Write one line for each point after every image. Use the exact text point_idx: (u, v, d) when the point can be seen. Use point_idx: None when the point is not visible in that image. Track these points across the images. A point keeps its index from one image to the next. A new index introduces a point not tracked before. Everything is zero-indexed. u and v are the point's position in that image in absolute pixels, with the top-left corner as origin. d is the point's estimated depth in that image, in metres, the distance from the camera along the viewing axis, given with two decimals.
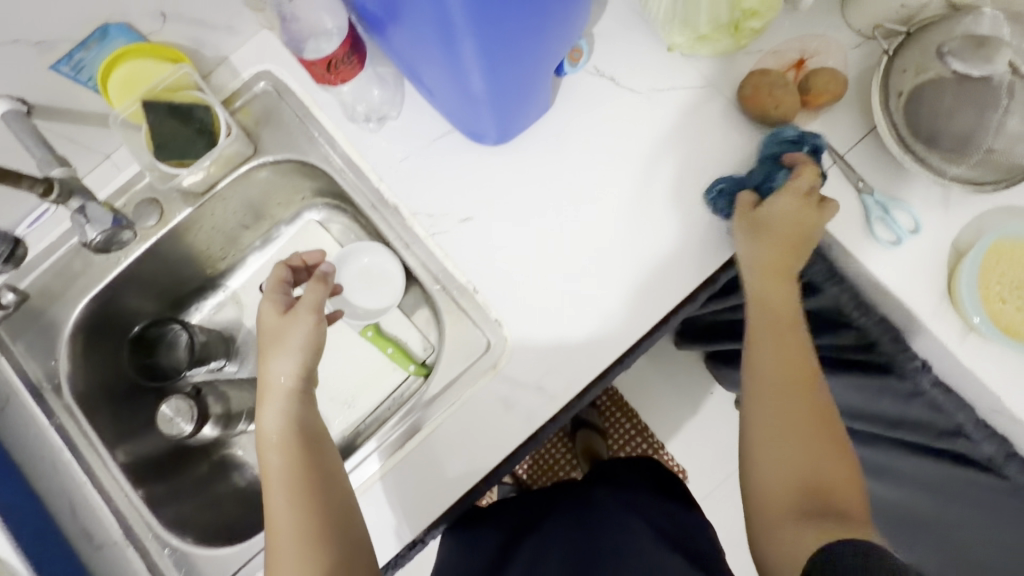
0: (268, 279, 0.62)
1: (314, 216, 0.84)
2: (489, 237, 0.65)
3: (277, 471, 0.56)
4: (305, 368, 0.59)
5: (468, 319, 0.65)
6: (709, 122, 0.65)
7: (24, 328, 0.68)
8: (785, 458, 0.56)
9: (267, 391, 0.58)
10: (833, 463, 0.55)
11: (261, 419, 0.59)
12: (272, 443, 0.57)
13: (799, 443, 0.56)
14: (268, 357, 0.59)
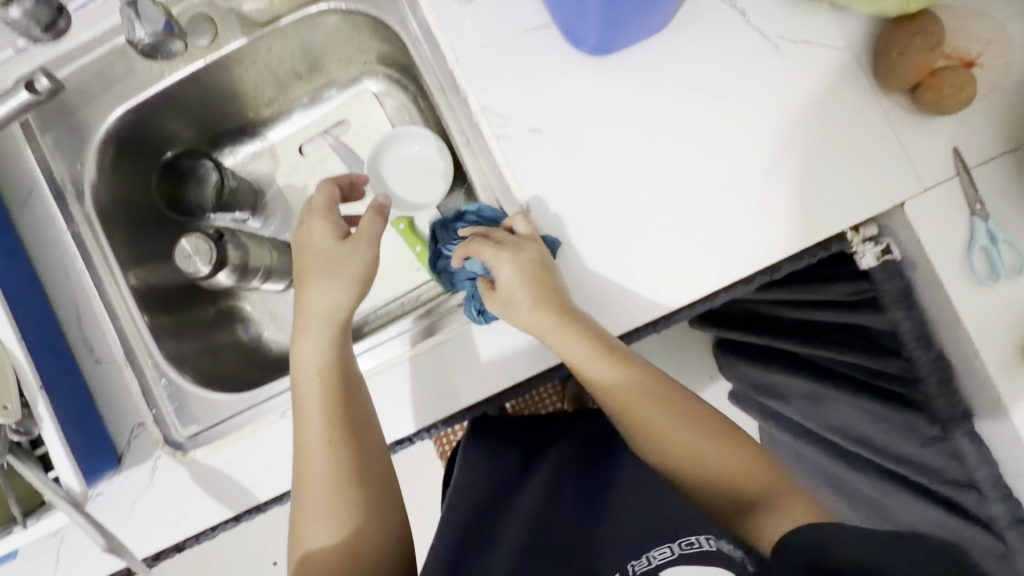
0: (318, 210, 0.64)
1: (371, 85, 0.78)
2: (558, 155, 0.59)
3: (314, 396, 0.58)
4: (354, 297, 0.61)
5: (513, 238, 0.61)
6: (834, 90, 0.57)
7: (55, 123, 0.65)
8: (685, 445, 0.60)
9: (313, 319, 0.61)
10: (725, 459, 0.60)
11: (301, 348, 0.60)
12: (308, 366, 0.59)
13: (699, 436, 0.60)
14: (314, 284, 0.61)
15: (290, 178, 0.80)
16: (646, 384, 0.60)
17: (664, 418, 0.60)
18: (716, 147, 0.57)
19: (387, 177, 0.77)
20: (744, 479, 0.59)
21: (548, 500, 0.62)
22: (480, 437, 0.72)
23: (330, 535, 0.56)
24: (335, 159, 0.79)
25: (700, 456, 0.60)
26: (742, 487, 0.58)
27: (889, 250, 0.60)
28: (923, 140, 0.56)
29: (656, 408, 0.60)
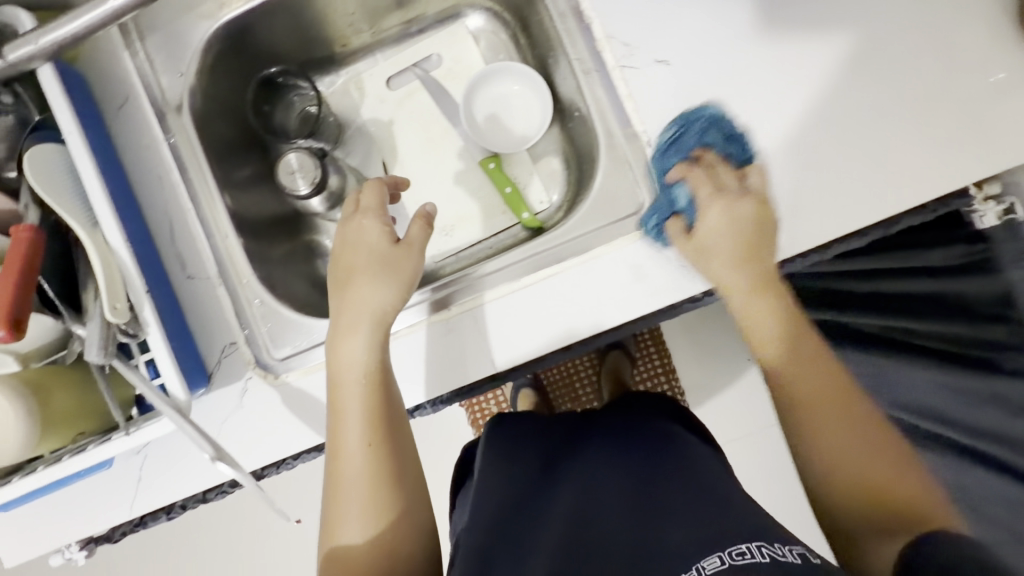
0: (368, 205, 0.60)
1: (467, 21, 0.76)
2: (686, 88, 0.57)
3: (355, 399, 0.54)
4: (403, 300, 0.57)
5: (629, 172, 0.59)
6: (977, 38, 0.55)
7: (154, 28, 0.62)
8: (856, 459, 0.47)
9: (356, 318, 0.56)
10: (877, 458, 0.47)
11: (340, 347, 0.55)
12: (346, 365, 0.55)
13: (859, 443, 0.48)
14: (363, 281, 0.57)
15: (375, 112, 0.77)
16: (830, 392, 0.50)
17: (828, 391, 0.50)
18: (853, 88, 0.55)
19: (478, 114, 0.74)
20: (901, 487, 0.46)
21: (584, 503, 0.56)
22: (510, 431, 0.68)
23: (362, 534, 0.53)
24: (424, 94, 0.77)
25: (853, 417, 0.49)
26: (894, 492, 0.46)
27: (1013, 210, 0.59)
28: None
29: (829, 415, 0.49)
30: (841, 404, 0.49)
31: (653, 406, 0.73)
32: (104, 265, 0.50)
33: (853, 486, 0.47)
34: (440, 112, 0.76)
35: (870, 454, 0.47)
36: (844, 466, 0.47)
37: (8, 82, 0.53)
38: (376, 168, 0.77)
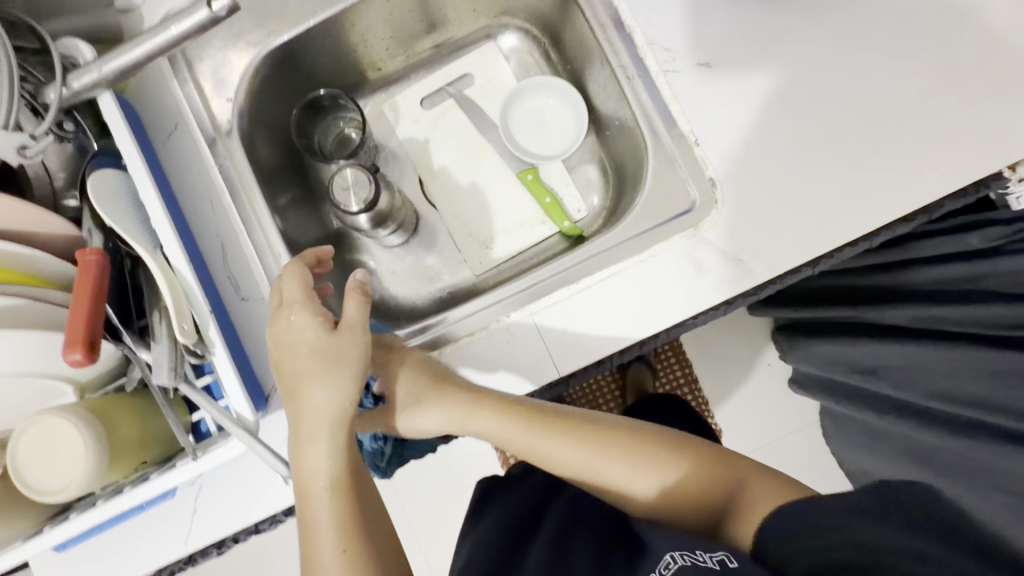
0: (297, 282, 0.55)
1: (499, 41, 0.78)
2: (732, 88, 0.59)
3: (324, 507, 0.51)
4: (353, 396, 0.53)
5: (676, 173, 0.61)
6: (998, 31, 0.58)
7: (205, 57, 0.64)
8: (669, 490, 0.56)
9: (307, 424, 0.52)
10: (703, 478, 0.55)
11: (299, 458, 0.52)
12: (305, 475, 0.52)
13: (657, 465, 0.56)
14: (312, 380, 0.52)
15: (411, 132, 0.79)
16: (599, 438, 0.58)
17: (637, 447, 0.57)
18: (890, 80, 0.58)
19: (513, 129, 0.76)
20: (708, 498, 0.55)
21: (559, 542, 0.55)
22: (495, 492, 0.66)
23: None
24: (459, 112, 0.78)
25: (682, 466, 0.56)
26: (709, 491, 0.55)
27: None
28: None
29: (623, 462, 0.57)
30: (631, 451, 0.57)
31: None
32: (170, 287, 0.49)
33: (690, 505, 0.55)
34: (475, 128, 0.78)
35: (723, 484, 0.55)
36: (698, 510, 0.55)
37: (68, 111, 0.53)
38: (414, 187, 0.79)
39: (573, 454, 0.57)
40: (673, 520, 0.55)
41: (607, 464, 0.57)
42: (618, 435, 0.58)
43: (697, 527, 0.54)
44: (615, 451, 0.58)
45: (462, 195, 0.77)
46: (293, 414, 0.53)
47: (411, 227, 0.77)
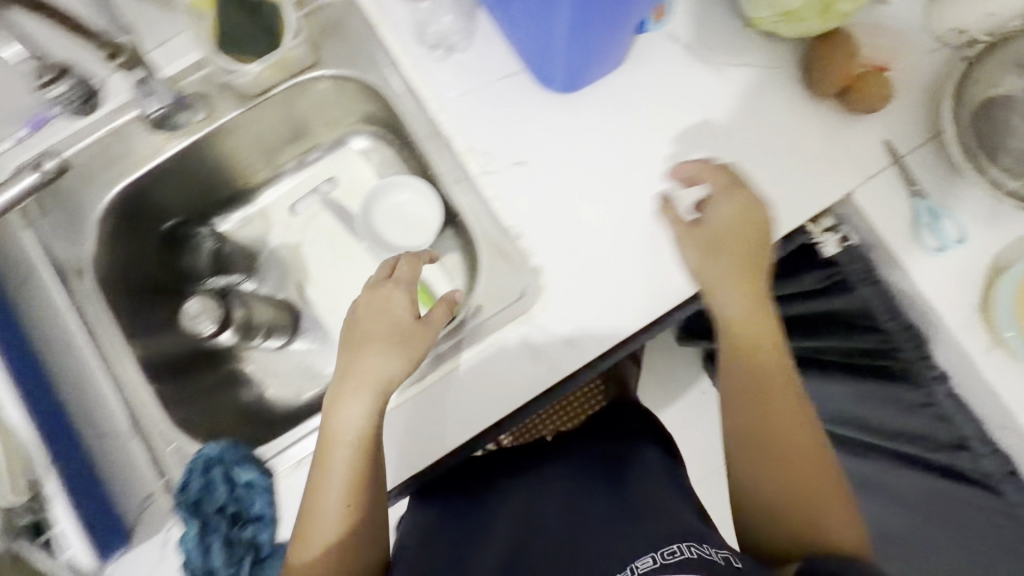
0: (402, 283, 0.62)
1: (355, 144, 0.82)
2: (543, 183, 0.64)
3: (340, 464, 0.56)
4: (406, 371, 0.59)
5: (507, 265, 0.65)
6: (774, 105, 0.65)
7: (54, 205, 0.67)
8: (790, 483, 0.58)
9: (350, 381, 0.58)
10: (824, 480, 0.58)
11: (335, 412, 0.58)
12: (342, 424, 0.57)
13: (806, 457, 0.59)
14: (376, 352, 0.59)
15: (284, 237, 0.83)
16: (779, 390, 0.60)
17: (782, 417, 0.60)
18: (682, 161, 0.64)
19: (376, 224, 0.80)
20: (819, 502, 0.57)
21: (525, 522, 0.65)
22: (425, 501, 0.71)
23: (317, 558, 0.56)
24: (326, 215, 0.82)
25: (810, 456, 0.59)
26: (816, 503, 0.57)
27: (848, 238, 0.67)
28: (859, 137, 0.64)
29: (794, 436, 0.59)
30: (785, 428, 0.60)
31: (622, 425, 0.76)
32: (3, 451, 0.54)
33: (792, 491, 0.58)
34: (343, 228, 0.82)
35: (823, 528, 0.56)
36: (799, 523, 0.57)
37: None
38: (292, 290, 0.82)
39: (785, 421, 0.59)
40: (757, 481, 0.60)
41: (751, 408, 0.61)
42: (771, 399, 0.60)
43: (778, 510, 0.58)
44: (749, 432, 0.61)
45: (337, 292, 0.81)
46: (345, 367, 0.60)
47: (290, 329, 0.80)
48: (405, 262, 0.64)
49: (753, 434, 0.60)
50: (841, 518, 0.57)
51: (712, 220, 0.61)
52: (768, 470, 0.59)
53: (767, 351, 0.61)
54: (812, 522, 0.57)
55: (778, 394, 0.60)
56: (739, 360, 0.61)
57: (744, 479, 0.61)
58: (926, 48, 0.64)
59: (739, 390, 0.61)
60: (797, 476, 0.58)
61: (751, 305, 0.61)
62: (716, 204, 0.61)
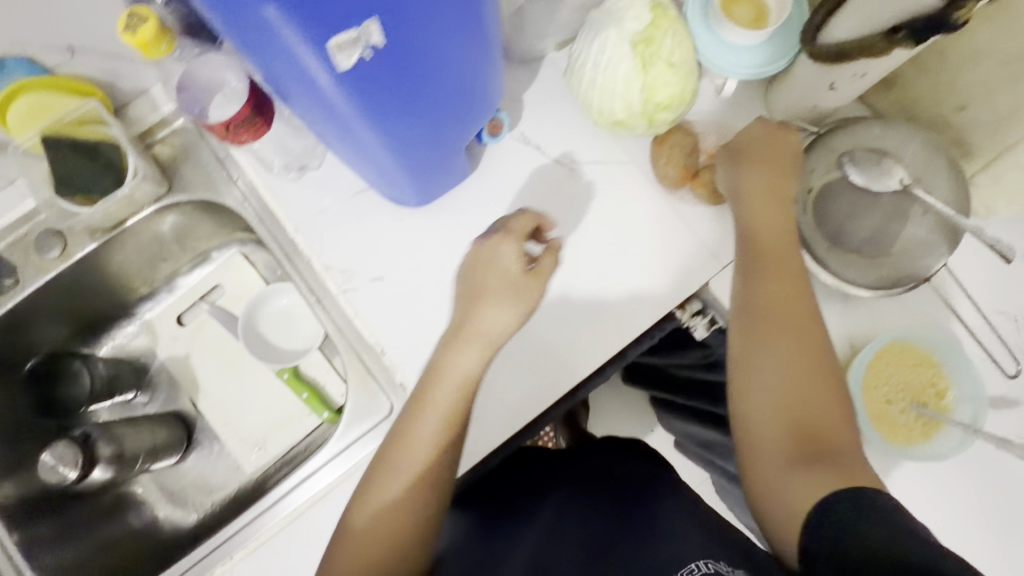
0: (514, 234, 0.57)
1: (240, 249, 0.82)
2: (405, 298, 0.65)
3: (419, 451, 0.55)
4: (517, 324, 0.57)
5: (373, 380, 0.67)
6: (628, 200, 0.66)
7: None
8: (786, 385, 0.52)
9: (439, 374, 0.56)
10: (824, 399, 0.51)
11: (426, 394, 0.56)
12: (447, 392, 0.55)
13: (806, 376, 0.52)
14: (489, 305, 0.56)
15: (171, 349, 0.81)
16: (805, 338, 0.54)
17: (810, 358, 0.53)
18: None
19: (262, 331, 0.79)
20: (826, 423, 0.51)
21: (551, 540, 0.59)
22: (462, 506, 0.70)
23: (368, 524, 0.54)
24: (213, 323, 0.81)
25: (811, 376, 0.52)
26: (819, 429, 0.50)
27: (716, 321, 0.67)
28: (713, 226, 0.65)
29: (795, 364, 0.53)
30: (799, 352, 0.53)
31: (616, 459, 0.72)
32: None
33: (797, 420, 0.51)
34: (231, 336, 0.81)
35: (843, 468, 0.47)
36: (813, 446, 0.49)
37: None
38: (184, 403, 0.81)
39: (778, 302, 0.55)
40: (752, 397, 0.53)
41: (760, 288, 0.56)
42: (778, 312, 0.54)
43: (779, 445, 0.51)
44: (769, 338, 0.54)
45: (229, 403, 0.80)
46: (462, 318, 0.57)
47: (183, 444, 0.79)
48: (505, 242, 0.57)
49: (762, 310, 0.55)
50: (846, 441, 0.50)
51: (740, 139, 0.60)
52: (764, 376, 0.53)
53: (782, 252, 0.57)
54: (823, 443, 0.49)
55: (802, 313, 0.54)
56: (762, 252, 0.57)
57: (749, 370, 0.54)
58: None
59: (744, 267, 0.57)
60: (796, 394, 0.52)
61: (785, 215, 0.58)
62: (737, 176, 0.60)
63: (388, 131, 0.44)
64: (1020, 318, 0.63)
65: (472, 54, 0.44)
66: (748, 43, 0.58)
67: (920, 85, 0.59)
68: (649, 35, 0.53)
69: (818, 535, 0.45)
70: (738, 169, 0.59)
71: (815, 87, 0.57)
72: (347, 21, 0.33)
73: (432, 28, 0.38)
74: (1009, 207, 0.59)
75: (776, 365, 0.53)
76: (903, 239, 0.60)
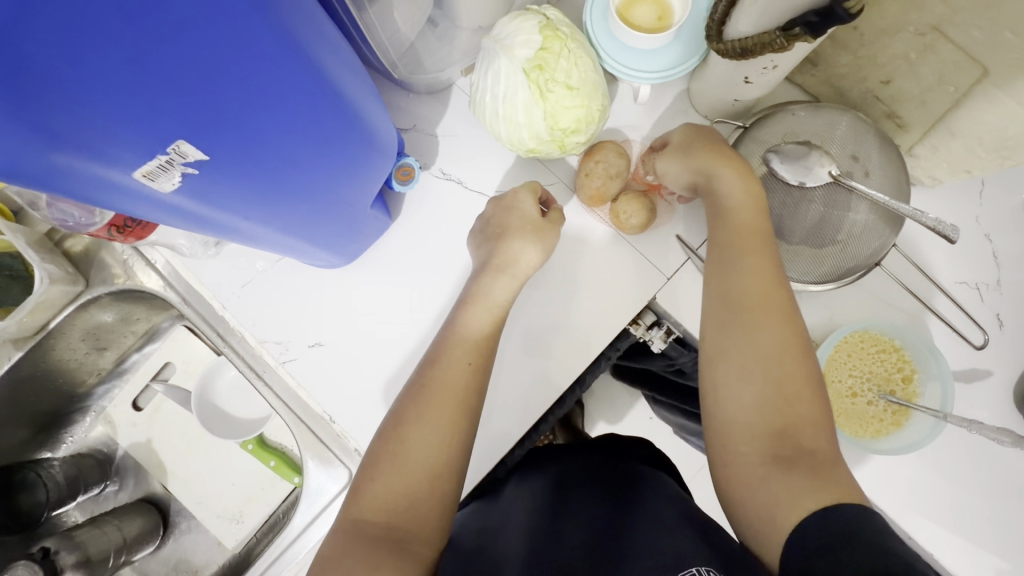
0: (526, 188, 0.59)
1: (185, 323, 0.79)
2: (346, 362, 0.62)
3: (454, 378, 0.52)
4: (540, 261, 0.58)
5: (325, 445, 0.67)
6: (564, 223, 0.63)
7: None
8: (764, 365, 0.47)
9: (473, 299, 0.56)
10: (807, 394, 0.46)
11: (460, 323, 0.55)
12: (446, 388, 0.52)
13: (781, 365, 0.47)
14: (516, 239, 0.57)
15: (131, 436, 0.79)
16: (773, 310, 0.49)
17: (786, 339, 0.48)
18: None
19: (218, 405, 0.76)
20: (806, 424, 0.45)
21: (534, 553, 0.48)
22: (472, 500, 0.60)
23: (389, 490, 0.48)
24: (170, 404, 0.79)
25: (791, 364, 0.47)
26: (800, 428, 0.45)
27: (672, 331, 0.64)
28: (653, 237, 0.62)
29: (769, 345, 0.47)
30: (776, 331, 0.48)
31: (605, 453, 0.62)
32: None
33: (775, 410, 0.46)
34: (189, 413, 0.78)
35: (829, 479, 0.42)
36: (792, 444, 0.44)
37: None
38: (156, 487, 0.79)
39: (751, 291, 0.49)
40: (727, 391, 0.48)
41: (739, 272, 0.50)
42: (751, 298, 0.49)
43: (755, 450, 0.45)
44: (744, 321, 0.49)
45: (198, 481, 0.78)
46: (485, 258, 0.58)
47: (160, 531, 0.78)
48: (522, 196, 0.59)
49: (731, 298, 0.50)
50: (823, 435, 0.45)
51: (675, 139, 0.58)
52: (742, 365, 0.48)
53: (755, 232, 0.51)
54: (804, 451, 0.44)
55: (778, 298, 0.49)
56: (730, 232, 0.52)
57: (721, 367, 0.49)
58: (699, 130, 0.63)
59: (717, 249, 0.52)
60: (774, 377, 0.46)
61: (754, 187, 0.53)
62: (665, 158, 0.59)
63: (258, 210, 0.40)
64: (982, 285, 0.60)
65: (325, 106, 0.38)
66: (658, 45, 0.56)
67: (842, 62, 0.55)
68: (541, 59, 0.50)
69: (799, 550, 0.39)
70: (686, 156, 0.56)
71: (731, 81, 0.54)
72: (149, 153, 0.28)
73: (259, 117, 0.32)
74: (953, 175, 0.56)
75: (750, 343, 0.48)
76: (854, 224, 0.55)
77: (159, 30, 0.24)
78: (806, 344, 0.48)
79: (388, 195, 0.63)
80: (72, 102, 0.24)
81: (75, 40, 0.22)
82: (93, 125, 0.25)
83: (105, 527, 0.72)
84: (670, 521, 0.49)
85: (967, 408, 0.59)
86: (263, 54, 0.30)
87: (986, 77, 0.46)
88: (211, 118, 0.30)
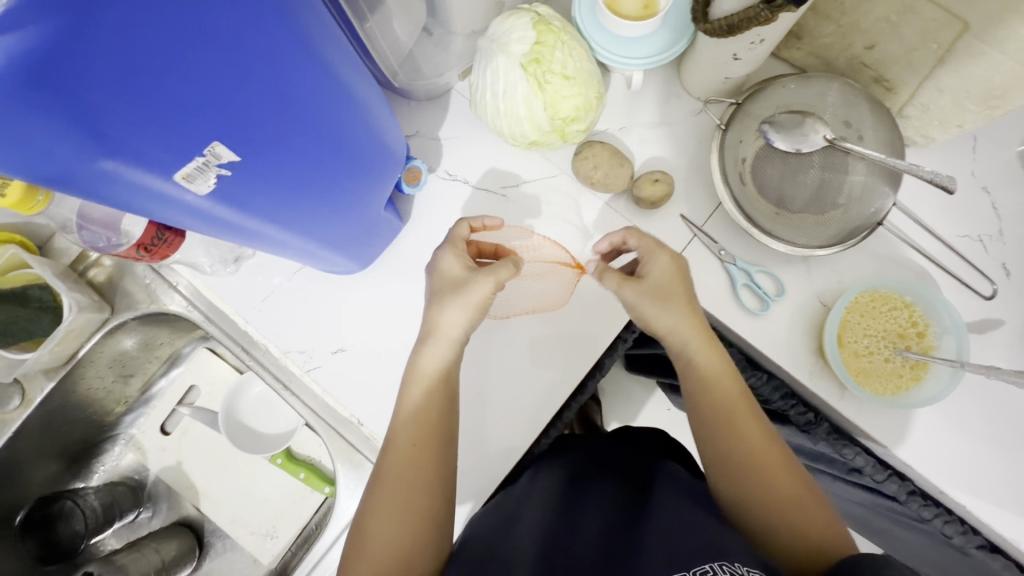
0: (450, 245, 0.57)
1: (207, 344, 0.81)
2: (370, 366, 0.63)
3: (393, 461, 0.52)
4: (472, 323, 0.56)
5: (355, 450, 0.69)
6: (569, 213, 0.65)
7: None
8: (756, 480, 0.49)
9: (432, 333, 0.56)
10: (802, 498, 0.49)
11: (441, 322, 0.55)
12: (394, 474, 0.52)
13: (769, 478, 0.49)
14: (437, 307, 0.55)
15: (162, 460, 0.80)
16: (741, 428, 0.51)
17: (764, 454, 0.50)
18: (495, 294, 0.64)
19: (244, 422, 0.77)
20: (815, 522, 0.47)
21: (559, 531, 0.49)
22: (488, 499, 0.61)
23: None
24: (197, 426, 0.80)
25: (781, 479, 0.49)
26: (816, 528, 0.47)
27: None
28: (658, 219, 0.64)
29: (751, 462, 0.50)
30: (752, 449, 0.50)
31: (624, 445, 0.63)
32: None
33: (785, 523, 0.47)
34: (216, 434, 0.79)
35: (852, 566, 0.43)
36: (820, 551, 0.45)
37: None
38: (189, 508, 0.80)
39: (719, 414, 0.52)
40: (739, 515, 0.50)
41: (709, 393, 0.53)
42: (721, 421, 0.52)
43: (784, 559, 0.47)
44: (729, 459, 0.51)
45: (230, 500, 0.78)
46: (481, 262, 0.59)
47: (196, 552, 0.79)
48: (445, 256, 0.57)
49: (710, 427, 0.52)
50: (834, 529, 0.47)
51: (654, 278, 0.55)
52: (740, 488, 0.50)
53: (721, 367, 0.53)
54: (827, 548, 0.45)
55: (746, 417, 0.52)
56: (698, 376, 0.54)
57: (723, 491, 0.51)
58: (690, 111, 0.65)
59: (690, 391, 0.54)
60: (768, 494, 0.49)
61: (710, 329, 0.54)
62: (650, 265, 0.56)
63: (280, 218, 0.42)
64: (985, 237, 0.62)
65: (339, 114, 0.39)
66: (645, 32, 0.58)
67: (826, 32, 0.57)
68: (537, 53, 0.52)
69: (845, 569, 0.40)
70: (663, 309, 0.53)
71: (721, 59, 0.56)
72: (187, 155, 0.30)
73: (286, 123, 0.34)
74: (945, 132, 0.58)
75: (737, 466, 0.50)
76: (856, 185, 0.57)
77: (195, 47, 0.26)
78: (777, 449, 0.51)
79: (399, 200, 0.65)
80: (118, 113, 0.26)
81: (127, 52, 0.24)
82: (137, 132, 0.27)
83: (141, 555, 0.72)
84: (695, 513, 0.49)
85: (984, 358, 0.59)
86: (291, 63, 0.32)
87: (967, 31, 0.48)
88: (240, 128, 0.31)
